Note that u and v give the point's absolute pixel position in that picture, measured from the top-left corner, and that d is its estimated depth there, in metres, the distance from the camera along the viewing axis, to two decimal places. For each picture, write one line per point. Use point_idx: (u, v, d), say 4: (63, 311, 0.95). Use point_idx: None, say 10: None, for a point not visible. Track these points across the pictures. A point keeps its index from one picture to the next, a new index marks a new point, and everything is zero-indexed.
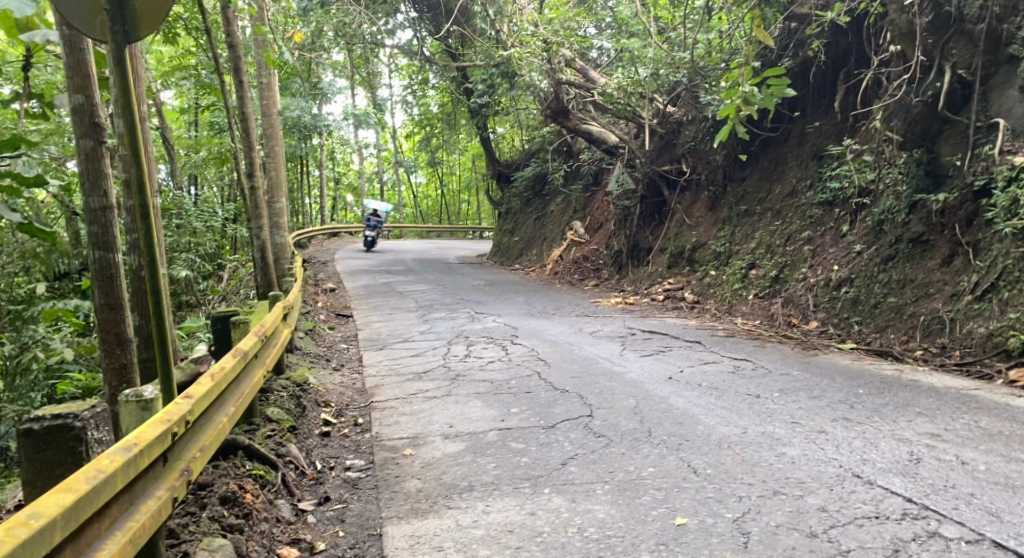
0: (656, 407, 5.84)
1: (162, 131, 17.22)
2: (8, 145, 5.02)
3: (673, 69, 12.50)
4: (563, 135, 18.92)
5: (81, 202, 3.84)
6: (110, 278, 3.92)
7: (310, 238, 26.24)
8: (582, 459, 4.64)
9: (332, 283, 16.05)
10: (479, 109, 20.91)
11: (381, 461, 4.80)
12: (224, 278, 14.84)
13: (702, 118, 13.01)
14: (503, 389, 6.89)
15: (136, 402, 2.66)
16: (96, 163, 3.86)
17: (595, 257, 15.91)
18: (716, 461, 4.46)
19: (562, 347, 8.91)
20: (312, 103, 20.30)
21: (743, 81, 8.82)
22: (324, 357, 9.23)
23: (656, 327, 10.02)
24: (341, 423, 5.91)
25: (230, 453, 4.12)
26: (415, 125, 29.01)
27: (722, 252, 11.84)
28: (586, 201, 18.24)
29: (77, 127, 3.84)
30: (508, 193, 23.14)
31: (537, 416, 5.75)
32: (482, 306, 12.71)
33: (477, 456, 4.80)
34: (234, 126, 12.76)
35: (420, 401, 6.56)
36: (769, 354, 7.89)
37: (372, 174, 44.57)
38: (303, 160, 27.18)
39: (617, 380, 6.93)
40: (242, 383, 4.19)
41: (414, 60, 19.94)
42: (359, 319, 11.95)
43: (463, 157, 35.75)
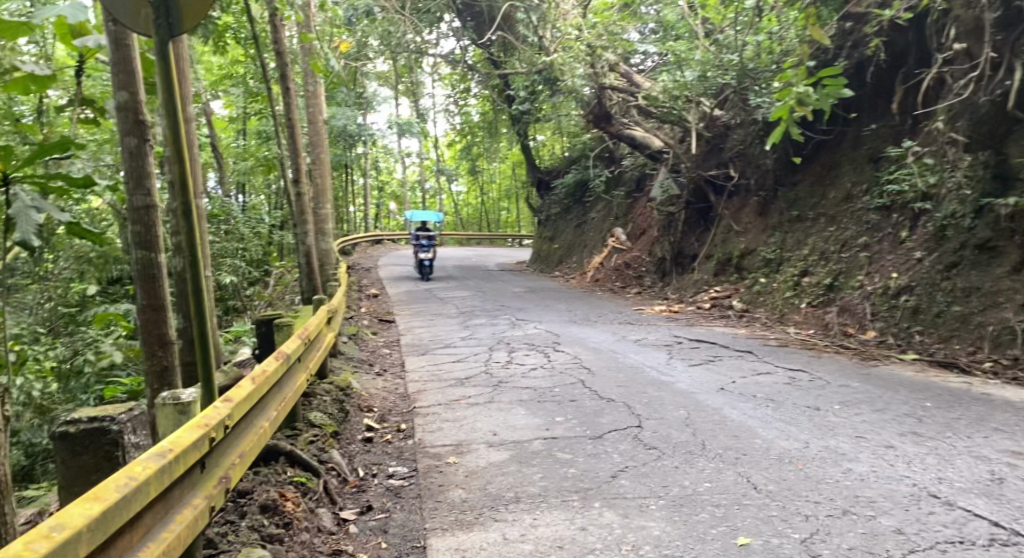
0: (709, 418, 5.59)
1: (210, 140, 17.51)
2: (57, 146, 5.04)
3: (721, 71, 12.19)
4: (605, 141, 18.71)
5: (125, 201, 3.80)
6: (153, 278, 3.85)
7: (354, 246, 26.45)
8: (634, 472, 4.43)
9: (374, 289, 16.10)
10: (520, 116, 20.83)
11: (424, 469, 4.65)
12: (269, 284, 14.96)
13: (751, 122, 12.70)
14: (548, 397, 6.70)
15: (174, 405, 2.59)
16: (140, 161, 3.81)
17: (637, 264, 15.64)
18: (777, 476, 4.21)
19: (606, 355, 8.69)
20: (355, 111, 20.48)
21: (797, 81, 8.52)
22: (366, 362, 9.17)
23: (704, 336, 9.74)
24: (383, 429, 5.78)
25: (270, 459, 4.02)
26: (456, 134, 29.11)
27: (772, 259, 11.50)
28: (628, 207, 17.98)
29: (121, 124, 3.80)
30: (548, 200, 23.00)
31: (583, 426, 5.56)
32: (523, 313, 12.56)
33: (523, 467, 4.62)
34: (281, 133, 12.88)
35: (462, 408, 6.40)
36: (826, 365, 7.56)
37: (413, 182, 44.90)
38: (347, 169, 27.45)
39: (666, 390, 6.69)
40: (284, 388, 4.09)
41: (457, 69, 19.97)
42: (400, 325, 11.89)
43: (504, 165, 35.77)
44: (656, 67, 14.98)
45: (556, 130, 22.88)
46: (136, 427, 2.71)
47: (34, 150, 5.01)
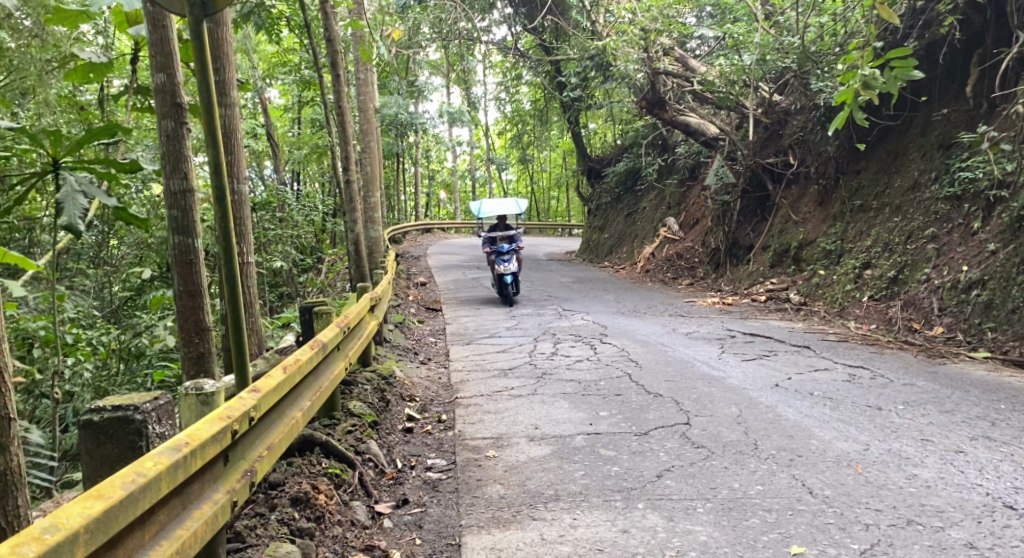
0: (762, 416, 5.33)
1: (266, 129, 17.74)
2: (104, 130, 5.04)
3: (781, 54, 11.75)
4: (658, 128, 18.31)
5: (163, 185, 3.72)
6: (190, 263, 3.76)
7: (405, 235, 26.61)
8: (681, 472, 4.22)
9: (423, 277, 16.10)
10: (571, 104, 20.52)
11: (463, 462, 4.54)
12: (321, 271, 15.11)
13: (812, 107, 12.21)
14: (592, 390, 6.52)
15: (197, 395, 2.57)
16: (177, 144, 3.73)
17: (690, 254, 15.27)
18: (835, 481, 3.95)
19: (656, 348, 8.45)
20: (407, 100, 20.49)
21: (863, 63, 8.11)
22: (412, 350, 9.13)
23: (759, 330, 9.40)
24: (424, 419, 5.70)
25: (305, 449, 3.95)
26: (507, 122, 28.90)
27: (832, 251, 11.05)
28: (681, 196, 17.56)
29: (159, 107, 3.73)
30: (599, 189, 22.66)
31: (629, 421, 5.36)
32: (571, 303, 12.38)
33: (564, 463, 4.46)
34: (332, 121, 12.95)
35: (505, 399, 6.27)
36: (889, 362, 7.19)
37: (464, 171, 44.94)
38: (399, 158, 27.56)
39: (717, 385, 6.43)
40: (321, 376, 4.01)
41: (509, 56, 19.79)
42: (448, 313, 11.85)
43: (555, 153, 35.48)
44: (712, 51, 14.52)
45: (607, 117, 22.53)
46: (161, 416, 2.63)
47: (82, 135, 5.03)
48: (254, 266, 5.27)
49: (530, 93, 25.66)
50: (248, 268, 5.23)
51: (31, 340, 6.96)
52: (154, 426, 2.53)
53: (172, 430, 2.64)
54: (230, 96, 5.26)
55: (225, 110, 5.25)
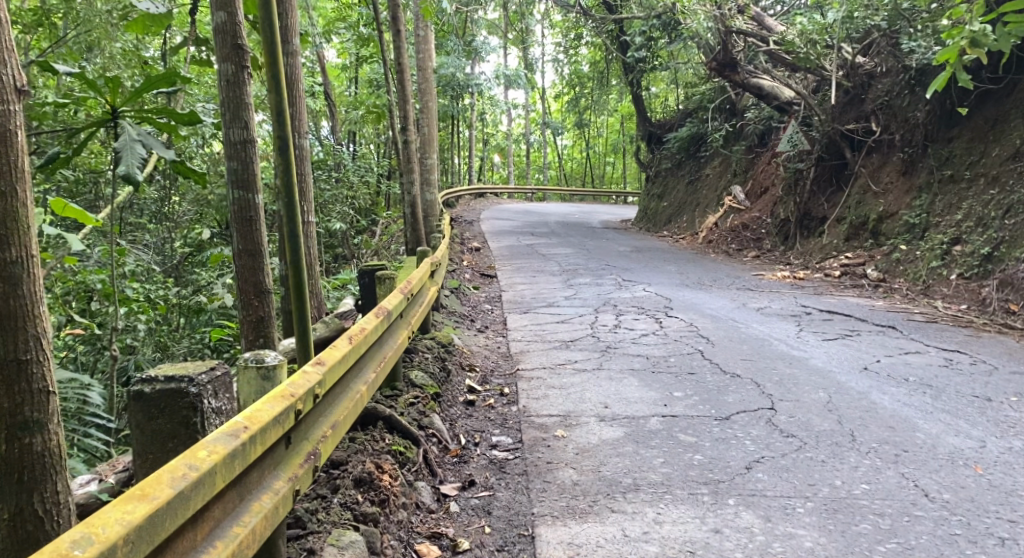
0: (854, 403, 4.89)
1: (324, 88, 17.58)
2: (163, 78, 4.79)
3: (870, 11, 10.98)
4: (725, 92, 17.53)
5: (222, 135, 3.40)
6: (250, 221, 3.42)
7: (459, 199, 26.38)
8: (771, 464, 3.84)
9: (477, 242, 15.81)
10: (634, 66, 19.81)
11: (531, 441, 4.23)
12: (377, 234, 14.97)
13: (901, 69, 11.40)
14: (662, 367, 6.15)
15: (258, 369, 2.24)
16: (237, 91, 3.38)
17: (756, 225, 14.64)
18: (952, 483, 3.54)
19: (726, 323, 8.01)
20: (465, 60, 20.06)
21: (971, 18, 7.37)
22: (469, 318, 8.86)
23: (836, 307, 8.86)
24: (485, 392, 5.41)
25: (368, 424, 3.68)
26: (565, 85, 28.25)
27: (916, 225, 10.36)
28: (748, 164, 16.77)
29: (218, 48, 3.36)
30: (658, 155, 21.94)
31: (706, 403, 4.98)
32: (631, 273, 11.96)
33: (641, 448, 4.13)
34: (389, 80, 12.66)
35: (570, 373, 5.94)
36: (987, 346, 6.65)
37: (518, 135, 44.31)
38: (454, 120, 27.22)
39: (798, 366, 5.99)
40: (383, 346, 3.70)
41: (572, 15, 19.13)
42: (504, 280, 11.57)
43: (612, 117, 34.66)
44: (788, 10, 13.68)
45: (670, 80, 21.75)
46: (218, 389, 2.27)
47: (140, 84, 4.79)
48: (315, 227, 4.97)
49: (590, 54, 24.93)
50: (309, 229, 4.94)
51: (91, 293, 6.84)
52: (211, 400, 2.19)
53: (228, 406, 2.29)
54: (293, 44, 4.93)
55: (285, 59, 4.93)
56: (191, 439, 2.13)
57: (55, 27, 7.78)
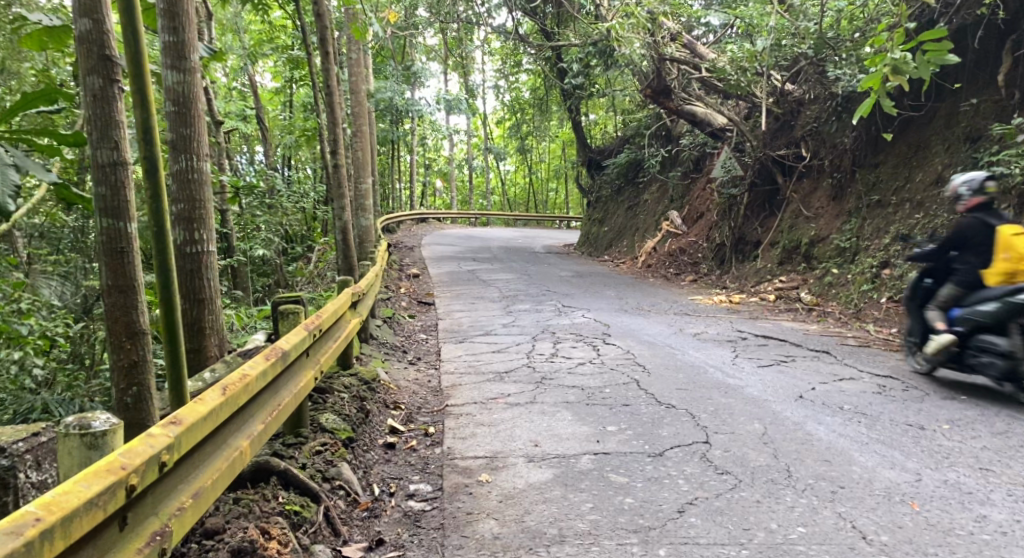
0: (791, 434, 4.73)
1: (257, 112, 17.06)
2: (42, 96, 4.40)
3: (797, 40, 11.18)
4: (662, 118, 17.67)
5: (88, 156, 3.04)
6: (121, 252, 3.07)
7: (399, 224, 25.92)
8: (706, 506, 3.61)
9: (416, 269, 15.45)
10: (572, 92, 19.85)
11: (451, 490, 3.92)
12: (311, 260, 14.49)
13: (828, 96, 11.61)
14: (597, 399, 5.90)
15: (81, 436, 1.96)
16: (106, 107, 3.04)
17: (693, 249, 14.69)
18: (890, 523, 3.36)
19: (663, 351, 7.84)
20: (404, 86, 19.79)
21: (892, 46, 7.46)
22: (401, 349, 8.50)
23: (771, 332, 8.81)
24: (408, 432, 5.07)
25: (260, 480, 3.36)
26: (507, 111, 28.22)
27: (847, 249, 10.49)
28: (685, 189, 16.87)
29: (82, 60, 3.01)
30: (598, 180, 21.98)
31: (640, 438, 4.75)
32: (570, 298, 11.78)
33: (569, 492, 3.85)
34: (320, 103, 12.30)
35: (500, 408, 5.63)
36: (919, 370, 6.62)
37: (461, 160, 44.12)
38: (395, 145, 26.86)
39: (733, 395, 5.83)
40: (280, 391, 3.37)
41: (511, 42, 19.13)
42: (441, 307, 11.23)
43: (554, 143, 34.77)
44: (720, 39, 13.89)
45: (609, 106, 21.87)
46: (41, 458, 2.37)
47: (15, 101, 4.38)
48: (216, 257, 4.71)
49: (529, 80, 24.99)
50: (209, 259, 4.64)
51: None
52: (26, 472, 2.29)
53: (54, 476, 2.38)
54: (191, 60, 4.57)
55: (181, 75, 4.54)
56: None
57: None
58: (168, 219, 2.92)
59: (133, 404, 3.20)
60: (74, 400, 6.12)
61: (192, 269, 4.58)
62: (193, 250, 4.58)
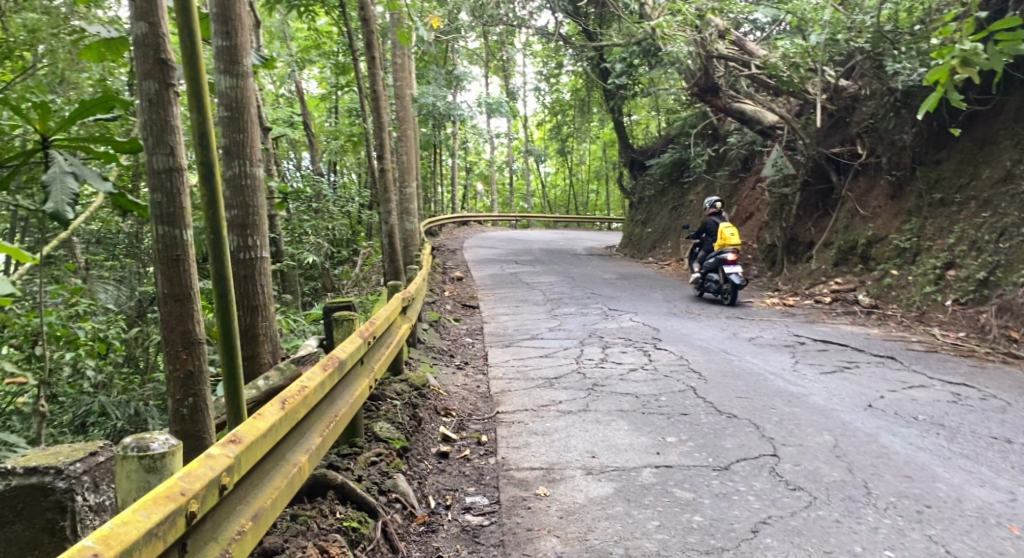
0: (864, 446, 4.48)
1: (303, 117, 17.19)
2: (99, 103, 4.38)
3: (853, 34, 10.79)
4: (708, 116, 17.31)
5: (144, 162, 2.96)
6: (177, 260, 2.99)
7: (442, 227, 25.94)
8: (781, 525, 3.42)
9: (460, 272, 15.38)
10: (616, 92, 19.58)
11: (509, 503, 3.79)
12: (357, 264, 14.53)
13: (886, 91, 11.19)
14: (653, 407, 5.69)
15: (140, 459, 1.87)
16: (162, 112, 2.96)
17: (742, 250, 14.35)
18: (988, 549, 3.17)
19: (718, 356, 7.59)
20: (446, 89, 19.75)
21: (961, 36, 7.08)
22: (448, 353, 8.40)
23: (830, 336, 8.49)
24: (461, 441, 4.94)
25: (316, 495, 3.23)
26: (548, 112, 28.05)
27: (907, 249, 10.11)
28: (733, 189, 16.52)
29: (138, 64, 2.94)
30: (641, 181, 21.69)
31: (703, 450, 4.53)
32: (617, 301, 11.57)
33: (633, 508, 3.69)
34: (365, 107, 12.31)
35: (553, 416, 5.47)
36: (994, 377, 6.29)
37: (502, 162, 44.08)
38: (437, 148, 26.91)
39: (798, 404, 5.57)
40: (337, 402, 3.26)
41: (552, 43, 18.97)
42: (486, 311, 11.12)
43: (595, 143, 34.50)
44: (769, 35, 13.51)
45: (652, 105, 21.56)
46: (99, 479, 2.36)
47: (75, 108, 4.38)
48: (270, 262, 4.64)
49: (570, 81, 24.81)
50: (262, 265, 4.58)
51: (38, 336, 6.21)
52: (84, 494, 2.27)
53: (112, 497, 2.36)
54: (243, 63, 4.51)
55: (233, 80, 4.49)
56: (50, 535, 2.24)
57: (22, 59, 7.46)
58: (224, 226, 2.82)
59: (189, 416, 3.11)
60: (130, 403, 6.21)
61: (245, 275, 4.53)
62: (246, 256, 4.52)
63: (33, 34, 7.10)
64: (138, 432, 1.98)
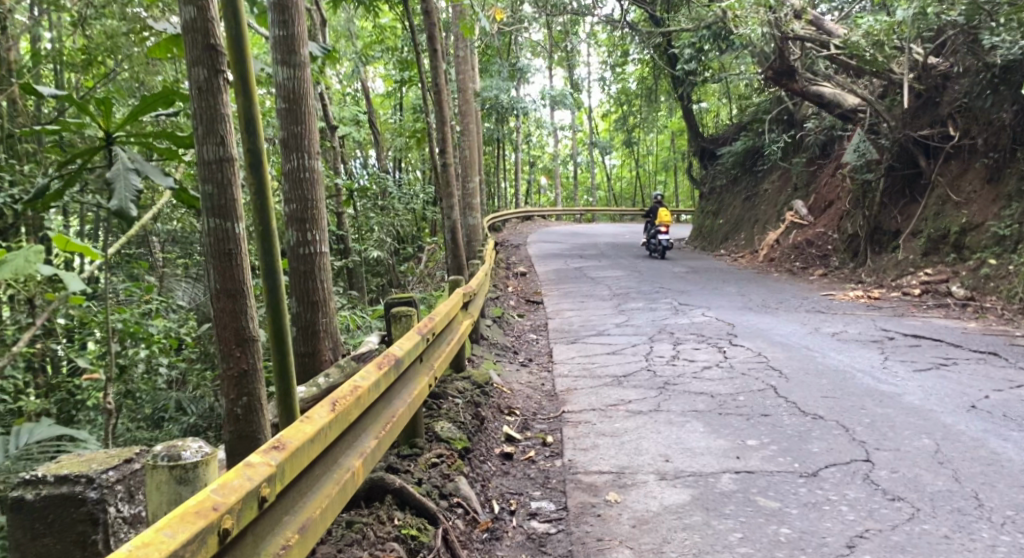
0: (971, 452, 4.07)
1: (367, 115, 17.26)
2: (160, 97, 4.31)
3: (945, 6, 10.06)
4: (782, 101, 16.59)
5: (195, 154, 2.85)
6: (229, 255, 2.87)
7: (507, 223, 25.76)
8: (882, 541, 3.09)
9: (525, 267, 15.17)
10: (684, 79, 18.99)
11: (577, 510, 3.56)
12: (422, 260, 14.50)
13: (982, 67, 10.44)
14: (730, 408, 5.35)
15: (170, 469, 1.81)
16: (212, 101, 2.84)
17: (821, 241, 13.66)
18: None
19: (799, 352, 7.17)
20: (510, 83, 19.53)
21: None
22: (513, 349, 8.21)
23: (921, 330, 7.93)
24: (526, 442, 4.72)
25: (374, 499, 3.10)
26: (613, 104, 27.53)
27: (1006, 237, 9.40)
28: (810, 176, 15.81)
29: (188, 53, 2.83)
30: (711, 171, 21.02)
31: (787, 455, 4.19)
32: (687, 296, 11.15)
33: (712, 518, 3.40)
34: (428, 102, 12.23)
35: (622, 417, 5.20)
36: None
37: (567, 155, 43.61)
38: (501, 143, 26.72)
39: (890, 404, 5.14)
40: (394, 402, 3.09)
41: (617, 32, 18.53)
42: (551, 306, 10.89)
43: (663, 133, 33.69)
44: (850, 13, 12.81)
45: (722, 92, 20.86)
46: (134, 489, 2.35)
47: (136, 104, 4.34)
48: (330, 257, 4.53)
49: (636, 71, 24.28)
50: (322, 260, 4.47)
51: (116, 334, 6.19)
52: (117, 505, 2.24)
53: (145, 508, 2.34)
54: (300, 54, 4.40)
55: (291, 71, 4.38)
56: (81, 549, 2.18)
57: (104, 66, 7.71)
58: (275, 218, 2.69)
59: (243, 416, 3.00)
60: None
61: (305, 271, 4.43)
62: (305, 251, 4.43)
63: (110, 40, 7.29)
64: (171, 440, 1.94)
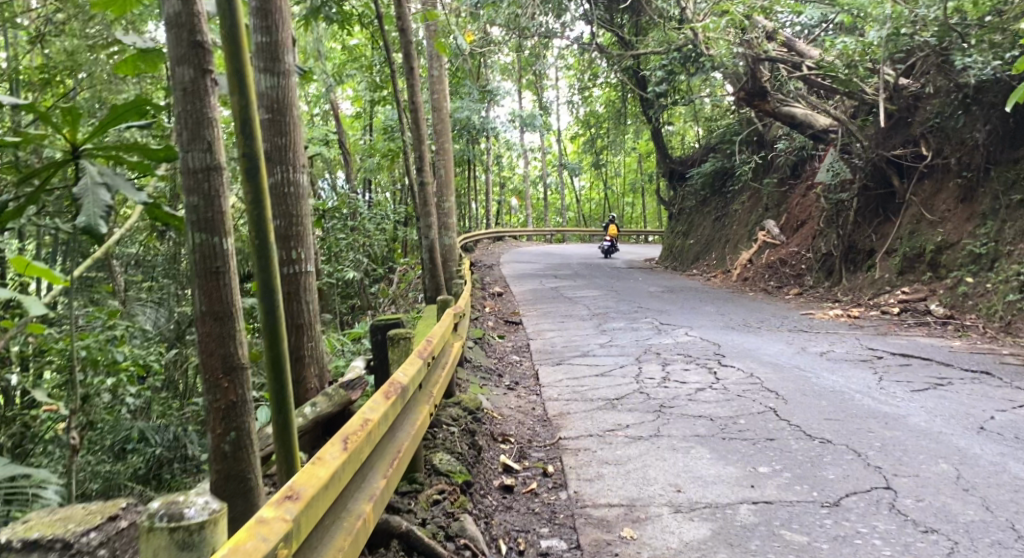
0: (992, 477, 3.91)
1: (337, 134, 16.87)
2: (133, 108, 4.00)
3: (917, 28, 10.16)
4: (753, 122, 16.65)
5: (179, 161, 2.57)
6: (217, 273, 2.58)
7: (477, 244, 25.41)
8: None
9: (499, 288, 14.87)
10: (653, 101, 19.00)
11: (592, 549, 3.30)
12: (394, 281, 14.11)
13: (953, 87, 10.54)
14: (732, 432, 5.13)
15: (171, 532, 1.68)
16: (198, 103, 2.56)
17: (795, 260, 13.65)
18: None
19: (791, 373, 7.01)
20: (480, 104, 19.31)
21: None
22: (496, 373, 7.91)
23: (907, 349, 7.87)
24: (525, 472, 4.45)
25: (379, 546, 2.85)
26: (582, 125, 27.46)
27: (983, 254, 9.45)
28: (781, 196, 15.85)
29: (172, 50, 2.55)
30: (682, 191, 21.04)
31: (803, 483, 3.98)
32: (667, 316, 10.97)
33: (740, 555, 3.17)
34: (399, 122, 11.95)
35: (622, 443, 4.95)
36: None
37: (535, 177, 43.50)
38: (471, 165, 26.43)
39: (898, 426, 4.98)
40: (399, 434, 2.82)
41: (586, 54, 18.49)
42: (530, 327, 10.63)
43: (631, 155, 33.79)
44: (821, 35, 12.90)
45: (691, 113, 20.92)
46: None
47: (106, 115, 4.00)
48: (316, 277, 4.23)
49: (604, 94, 24.27)
50: (307, 280, 4.17)
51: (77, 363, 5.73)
52: None
53: None
54: (285, 61, 4.13)
55: (275, 79, 4.11)
56: None
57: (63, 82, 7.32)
58: (271, 230, 2.41)
59: (231, 454, 2.69)
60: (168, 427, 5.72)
61: (290, 291, 4.13)
62: (290, 270, 4.12)
63: (69, 55, 6.91)
64: (172, 493, 1.80)
